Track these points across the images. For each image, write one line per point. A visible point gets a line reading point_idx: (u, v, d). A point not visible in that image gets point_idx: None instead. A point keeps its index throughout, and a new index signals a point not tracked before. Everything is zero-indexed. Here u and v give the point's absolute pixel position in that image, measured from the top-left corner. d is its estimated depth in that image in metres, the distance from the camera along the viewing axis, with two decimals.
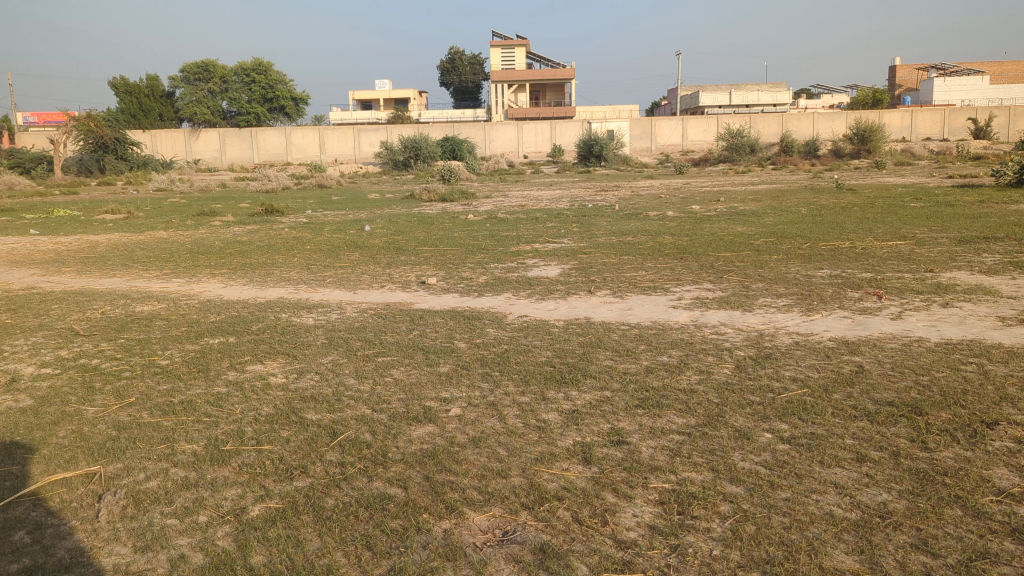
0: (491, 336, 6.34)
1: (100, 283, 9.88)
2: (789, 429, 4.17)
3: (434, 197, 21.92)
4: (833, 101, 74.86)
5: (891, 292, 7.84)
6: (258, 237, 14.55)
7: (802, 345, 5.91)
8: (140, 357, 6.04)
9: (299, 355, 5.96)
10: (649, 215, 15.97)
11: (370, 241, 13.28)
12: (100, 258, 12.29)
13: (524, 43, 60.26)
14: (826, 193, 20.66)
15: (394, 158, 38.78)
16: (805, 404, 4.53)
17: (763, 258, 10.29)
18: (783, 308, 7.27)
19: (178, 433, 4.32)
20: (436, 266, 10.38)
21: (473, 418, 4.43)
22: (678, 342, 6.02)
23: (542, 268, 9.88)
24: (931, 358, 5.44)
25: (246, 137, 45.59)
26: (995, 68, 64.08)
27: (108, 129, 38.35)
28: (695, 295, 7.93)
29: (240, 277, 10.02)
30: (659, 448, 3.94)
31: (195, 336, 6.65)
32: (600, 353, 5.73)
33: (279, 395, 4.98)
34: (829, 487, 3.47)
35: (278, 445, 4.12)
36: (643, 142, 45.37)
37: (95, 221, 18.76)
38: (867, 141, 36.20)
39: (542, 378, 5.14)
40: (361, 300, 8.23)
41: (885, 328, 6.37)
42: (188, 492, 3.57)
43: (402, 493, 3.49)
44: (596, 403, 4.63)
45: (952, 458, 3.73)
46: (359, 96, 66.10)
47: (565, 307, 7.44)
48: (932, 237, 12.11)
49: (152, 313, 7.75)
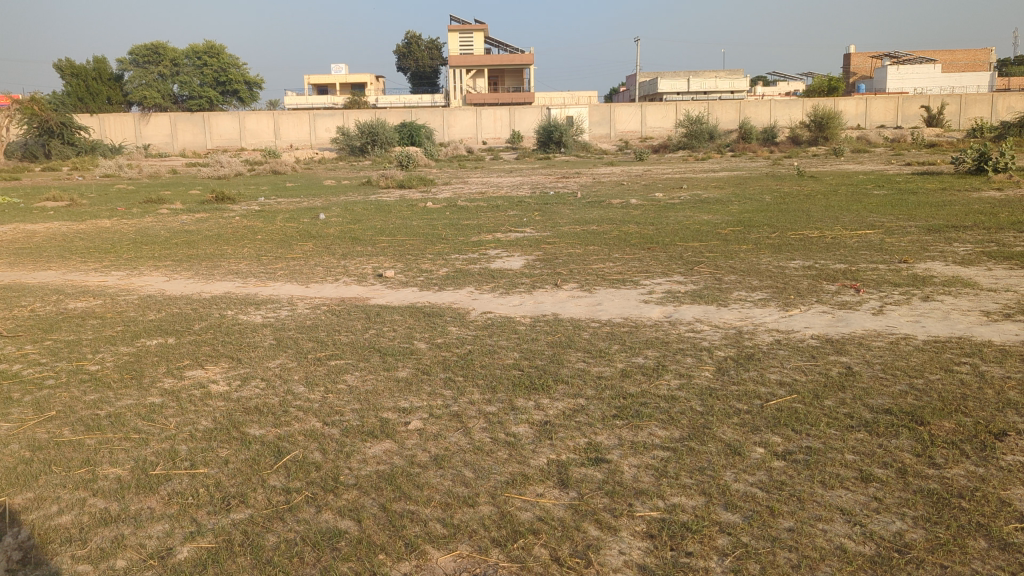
0: (453, 336, 5.91)
1: (34, 277, 9.27)
2: (782, 443, 3.80)
3: (392, 183, 21.43)
4: (790, 88, 75.25)
5: (869, 285, 7.56)
6: (207, 226, 13.95)
7: (784, 344, 5.55)
8: (67, 361, 5.50)
9: (243, 358, 5.47)
10: (612, 203, 15.60)
11: (324, 230, 12.80)
12: (36, 248, 11.62)
13: (482, 27, 59.45)
14: (787, 180, 20.51)
15: (351, 144, 37.82)
16: (797, 412, 4.17)
17: (731, 248, 10.00)
18: (759, 302, 6.93)
19: (101, 454, 3.83)
20: (394, 256, 9.92)
21: (435, 433, 4.01)
22: (654, 341, 5.64)
23: (505, 259, 9.45)
24: (922, 358, 5.10)
25: (197, 121, 44.40)
26: (946, 58, 64.70)
27: (53, 114, 37.09)
28: (666, 288, 7.56)
29: (185, 269, 9.45)
30: (643, 467, 3.55)
31: (131, 337, 6.13)
32: (571, 354, 5.33)
33: (218, 406, 4.49)
34: (835, 513, 3.09)
35: (215, 467, 3.65)
36: (602, 129, 44.98)
37: (36, 208, 18.05)
38: (824, 128, 36.27)
39: (510, 384, 4.72)
40: (313, 295, 7.75)
41: (868, 325, 6.04)
42: (107, 530, 3.10)
43: (355, 528, 3.05)
44: (569, 413, 4.23)
45: (965, 477, 3.38)
46: (313, 80, 64.94)
47: (531, 303, 7.02)
48: (899, 226, 11.91)
49: (85, 311, 7.15)
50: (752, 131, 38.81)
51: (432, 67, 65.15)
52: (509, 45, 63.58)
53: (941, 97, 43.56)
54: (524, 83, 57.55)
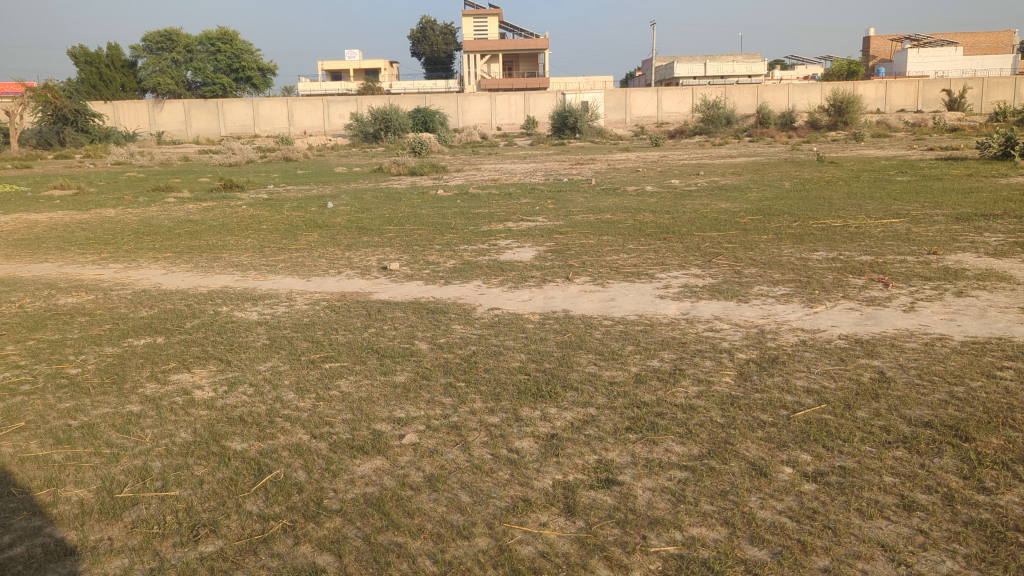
0: (456, 335, 5.58)
1: (29, 269, 8.98)
2: (813, 462, 3.44)
3: (403, 170, 21.08)
4: (808, 71, 74.17)
5: (897, 279, 7.17)
6: (212, 215, 13.64)
7: (811, 345, 5.18)
8: (47, 364, 5.18)
9: (233, 361, 5.14)
10: (627, 190, 15.18)
11: (330, 219, 12.43)
12: (35, 240, 11.33)
13: (496, 12, 58.71)
14: (807, 166, 20.02)
15: (365, 131, 37.71)
16: (827, 425, 3.81)
17: (752, 238, 9.59)
18: (782, 298, 6.55)
19: (67, 473, 3.52)
20: (401, 247, 9.58)
21: (431, 448, 3.67)
22: (670, 342, 5.27)
23: (515, 250, 9.12)
24: (960, 362, 4.71)
25: (211, 108, 44.13)
26: (967, 40, 63.59)
27: (67, 101, 36.86)
28: (683, 282, 7.18)
29: (185, 262, 9.15)
30: (658, 491, 3.20)
31: (117, 337, 5.81)
32: (581, 357, 4.97)
33: (200, 416, 4.18)
34: (875, 550, 2.75)
35: (188, 488, 3.33)
36: (618, 114, 44.43)
37: (43, 197, 17.85)
38: (844, 112, 35.53)
39: (515, 391, 4.37)
40: (314, 289, 7.42)
41: (899, 324, 5.65)
42: (59, 566, 2.78)
43: (335, 565, 2.73)
44: (578, 425, 3.89)
45: (1021, 505, 3.02)
46: (326, 67, 64.52)
47: (541, 298, 6.67)
48: (926, 214, 11.45)
49: (75, 307, 6.85)
50: (769, 116, 38.17)
51: (446, 52, 64.56)
52: (524, 30, 62.92)
53: (963, 81, 42.70)
54: (539, 68, 57.06)
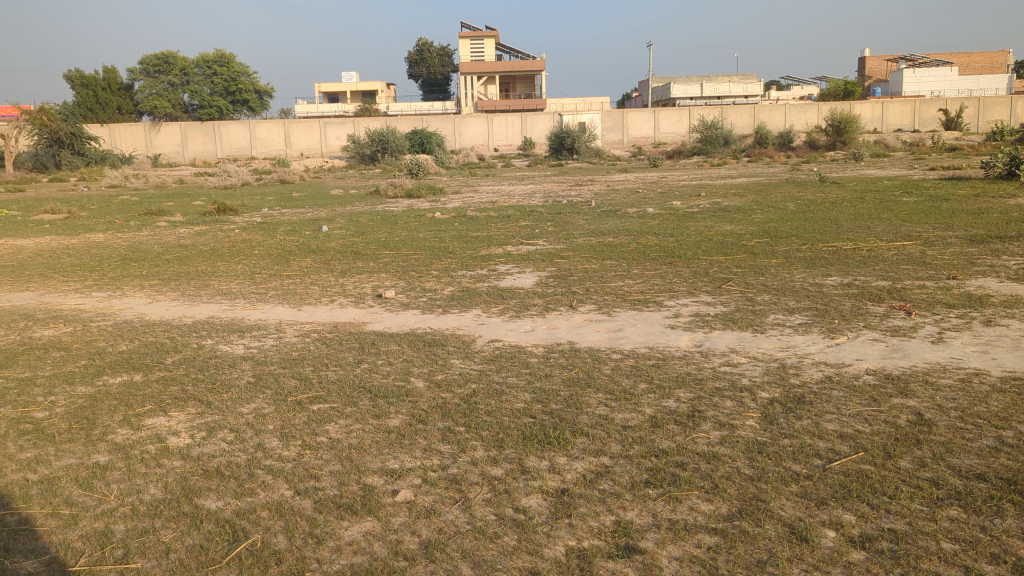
0: (455, 371, 5.19)
1: (8, 299, 8.60)
2: (859, 523, 3.05)
3: (400, 193, 20.72)
4: (805, 92, 74.19)
5: (919, 306, 6.80)
6: (203, 240, 13.28)
7: (837, 381, 4.80)
8: (12, 408, 4.78)
9: (215, 402, 4.74)
10: (628, 212, 14.88)
11: (325, 244, 12.07)
12: (19, 267, 10.94)
13: (494, 34, 58.70)
14: (809, 186, 19.74)
15: (361, 152, 37.38)
16: (868, 478, 3.42)
17: (761, 262, 9.22)
18: (799, 328, 6.17)
19: (19, 539, 3.14)
20: (396, 273, 9.21)
21: (428, 508, 3.27)
22: (686, 378, 4.88)
23: (516, 275, 8.74)
24: (1003, 402, 4.31)
25: (208, 130, 43.88)
26: (963, 60, 63.60)
27: (62, 124, 36.59)
28: (693, 311, 6.81)
29: (171, 290, 8.77)
30: (687, 562, 2.81)
31: (92, 374, 5.42)
32: (590, 397, 4.57)
33: (173, 468, 3.79)
34: None
35: (151, 559, 2.96)
36: (615, 134, 44.20)
37: (32, 221, 17.49)
38: (843, 131, 35.31)
39: (520, 438, 3.98)
40: (304, 319, 7.04)
41: (930, 357, 5.27)
42: None
43: None
44: (591, 478, 3.50)
45: None
46: (323, 89, 64.40)
47: (544, 329, 6.30)
48: (938, 236, 11.09)
49: (50, 341, 6.46)
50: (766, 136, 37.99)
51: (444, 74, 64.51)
52: (519, 51, 62.85)
53: (960, 100, 42.46)
54: (536, 90, 56.94)
